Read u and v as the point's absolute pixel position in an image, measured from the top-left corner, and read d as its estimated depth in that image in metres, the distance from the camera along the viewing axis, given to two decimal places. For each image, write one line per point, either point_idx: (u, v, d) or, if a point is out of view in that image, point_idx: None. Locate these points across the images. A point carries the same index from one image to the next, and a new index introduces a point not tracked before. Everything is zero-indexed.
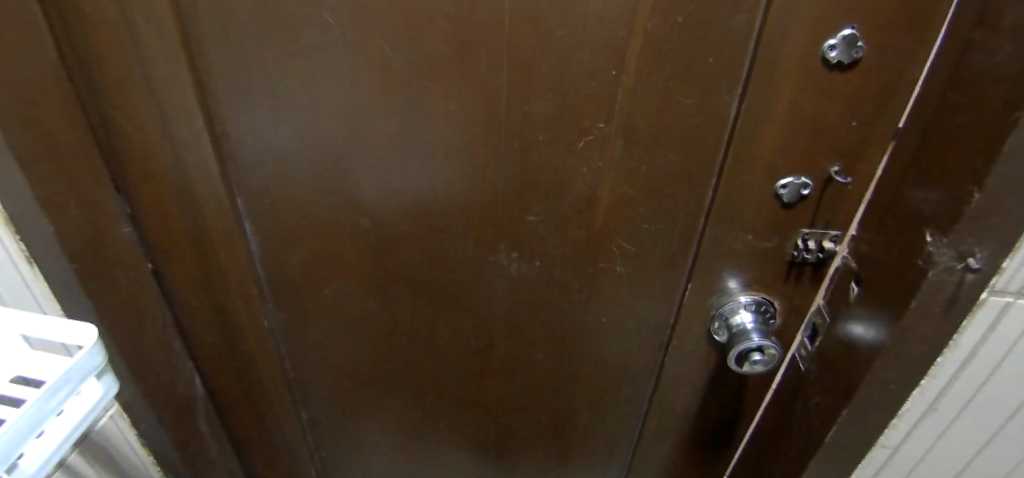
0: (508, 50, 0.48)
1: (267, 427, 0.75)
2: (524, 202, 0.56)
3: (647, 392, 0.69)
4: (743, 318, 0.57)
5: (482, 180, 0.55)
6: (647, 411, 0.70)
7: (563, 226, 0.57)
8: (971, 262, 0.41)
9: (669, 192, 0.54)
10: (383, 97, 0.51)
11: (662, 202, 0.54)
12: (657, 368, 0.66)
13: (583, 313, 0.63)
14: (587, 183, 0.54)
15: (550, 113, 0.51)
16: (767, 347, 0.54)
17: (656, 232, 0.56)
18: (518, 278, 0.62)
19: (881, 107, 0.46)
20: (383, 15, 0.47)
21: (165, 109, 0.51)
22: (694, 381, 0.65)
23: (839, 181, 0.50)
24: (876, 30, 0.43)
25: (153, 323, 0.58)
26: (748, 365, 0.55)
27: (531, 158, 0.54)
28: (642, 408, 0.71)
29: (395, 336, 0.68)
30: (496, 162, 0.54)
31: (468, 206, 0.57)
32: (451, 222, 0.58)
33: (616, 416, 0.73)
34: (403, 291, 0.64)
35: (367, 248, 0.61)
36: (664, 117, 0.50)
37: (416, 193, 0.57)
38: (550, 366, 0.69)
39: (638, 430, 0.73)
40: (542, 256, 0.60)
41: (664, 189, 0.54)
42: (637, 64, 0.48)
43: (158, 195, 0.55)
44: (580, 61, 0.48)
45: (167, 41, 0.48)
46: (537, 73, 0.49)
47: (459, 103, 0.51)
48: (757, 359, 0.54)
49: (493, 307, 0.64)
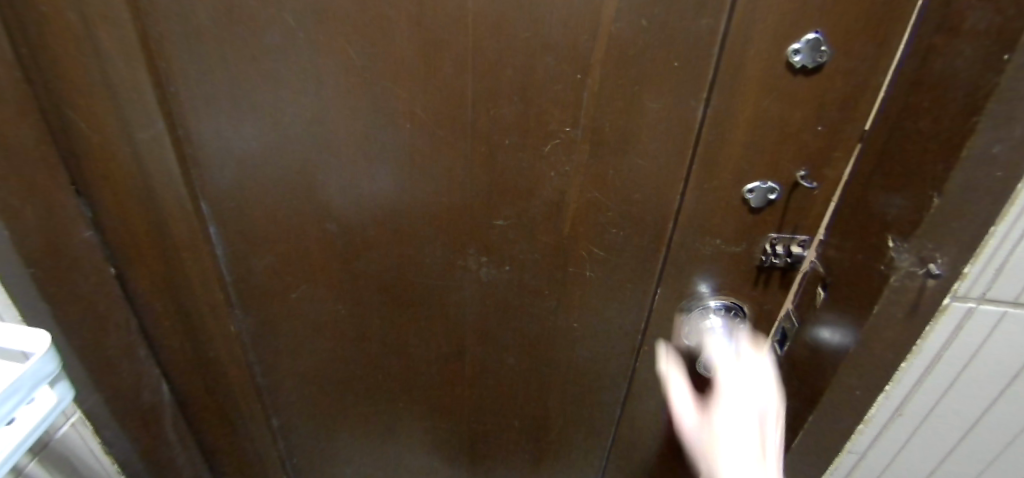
0: (474, 53, 0.48)
1: (235, 436, 0.73)
2: (493, 207, 0.56)
3: (620, 397, 0.69)
4: (712, 322, 0.57)
5: (450, 185, 0.55)
6: (619, 416, 0.70)
7: (532, 230, 0.57)
8: (932, 268, 0.41)
9: (638, 196, 0.53)
10: (348, 101, 0.51)
11: (631, 207, 0.54)
12: (630, 373, 0.66)
13: (554, 318, 0.63)
14: (555, 187, 0.54)
15: (516, 117, 0.50)
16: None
17: (625, 237, 0.56)
18: (489, 284, 0.61)
19: (847, 112, 0.46)
20: (345, 16, 0.46)
21: (125, 111, 0.50)
22: None
23: (806, 186, 0.49)
24: (839, 35, 0.43)
25: (116, 329, 0.57)
26: (717, 370, 0.55)
27: (498, 163, 0.53)
28: (615, 414, 0.71)
29: (366, 342, 0.67)
30: (464, 166, 0.53)
31: (436, 210, 0.56)
32: (419, 227, 0.58)
33: (589, 421, 0.72)
34: (373, 297, 0.63)
35: (335, 253, 0.60)
36: (632, 121, 0.50)
37: (383, 198, 0.56)
38: (523, 372, 0.68)
39: (611, 435, 0.73)
40: (511, 261, 0.59)
41: (632, 193, 0.53)
42: (604, 68, 0.47)
43: (119, 199, 0.54)
44: (545, 64, 0.48)
45: (129, 41, 0.47)
46: (503, 77, 0.49)
47: (425, 106, 0.51)
48: None
49: (462, 313, 0.64)
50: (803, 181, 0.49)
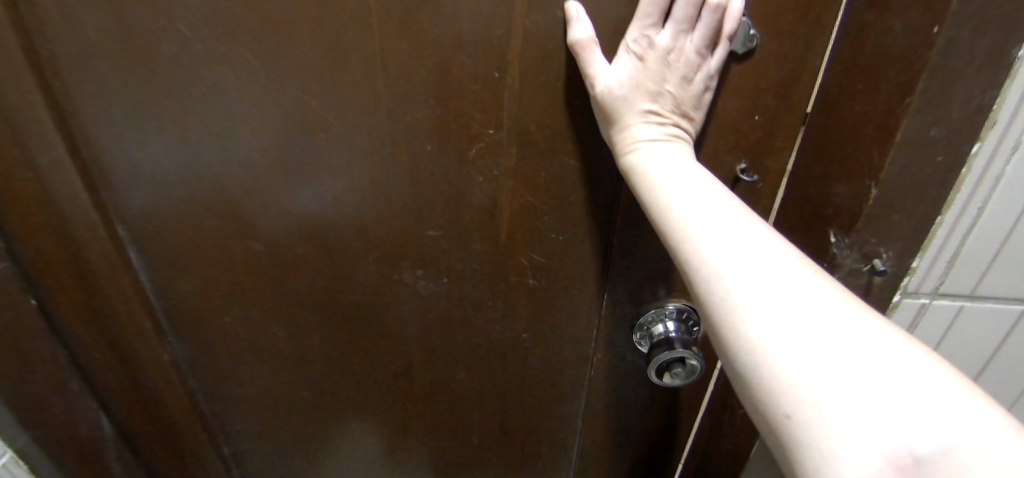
0: (384, 56, 0.44)
1: (186, 468, 0.70)
2: (423, 217, 0.52)
3: (580, 408, 0.66)
4: (665, 325, 0.53)
5: (377, 197, 0.52)
6: (581, 427, 0.67)
7: (466, 240, 0.54)
8: (877, 264, 0.39)
9: (573, 199, 0.50)
10: (260, 115, 0.48)
11: (567, 211, 0.51)
12: (586, 383, 0.63)
13: (501, 329, 0.60)
14: (485, 193, 0.51)
15: (435, 121, 0.47)
16: (688, 352, 0.51)
17: (565, 243, 0.53)
18: (428, 297, 0.58)
19: (785, 99, 0.43)
20: (242, 22, 0.43)
21: (20, 134, 0.46)
22: (624, 396, 0.62)
23: (747, 180, 0.46)
24: (767, 16, 0.39)
25: (40, 366, 0.54)
26: (668, 377, 0.52)
27: (423, 171, 0.50)
28: (575, 427, 0.67)
29: (310, 364, 0.64)
30: (387, 176, 0.50)
31: (364, 224, 0.53)
32: (349, 242, 0.55)
33: (550, 434, 0.69)
34: (311, 316, 0.60)
35: (265, 273, 0.57)
36: (557, 120, 0.46)
37: (307, 214, 0.53)
38: (476, 387, 0.65)
39: (576, 446, 0.70)
40: (449, 273, 0.56)
41: (566, 196, 0.50)
42: (522, 64, 0.44)
43: (30, 230, 0.50)
44: (459, 63, 0.44)
45: (13, 60, 0.43)
46: (416, 80, 0.45)
47: (338, 114, 0.48)
48: (677, 371, 0.51)
49: (404, 328, 0.61)
50: (744, 175, 0.46)
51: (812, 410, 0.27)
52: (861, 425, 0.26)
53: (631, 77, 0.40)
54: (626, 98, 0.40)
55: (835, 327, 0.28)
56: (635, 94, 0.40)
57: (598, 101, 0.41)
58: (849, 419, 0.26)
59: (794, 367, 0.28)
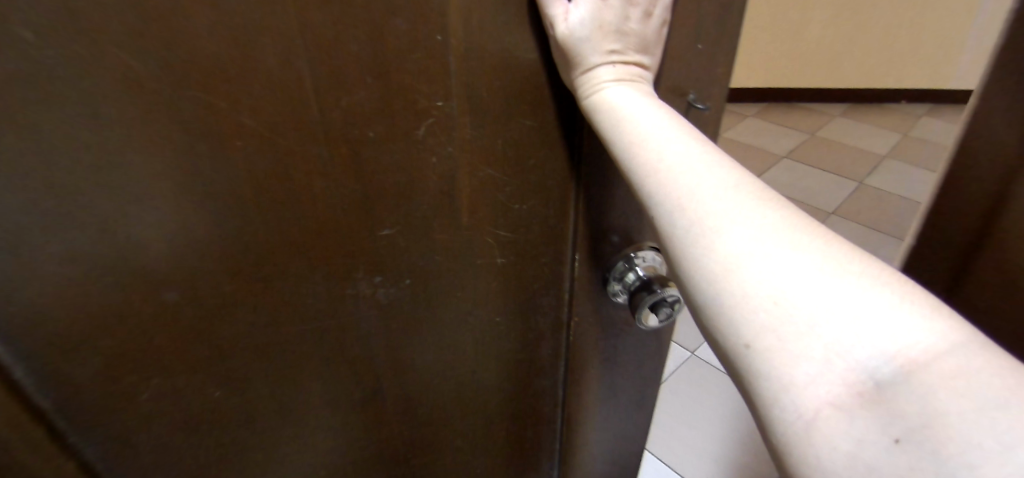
0: (301, 24, 0.33)
1: None
2: (372, 214, 0.43)
3: (560, 372, 0.66)
4: (636, 270, 0.55)
5: (323, 211, 0.41)
6: (563, 388, 0.68)
7: (425, 232, 0.47)
8: None
9: (534, 163, 0.47)
10: (158, 137, 0.32)
11: (528, 178, 0.48)
12: (565, 347, 0.63)
13: (473, 318, 0.55)
14: (441, 174, 0.44)
15: (372, 101, 0.38)
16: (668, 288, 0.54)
17: (528, 211, 0.50)
18: (388, 305, 0.50)
19: (721, 22, 0.44)
20: None
21: None
22: (599, 348, 0.64)
23: (697, 108, 0.49)
24: None
25: None
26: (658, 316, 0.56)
27: (371, 166, 0.41)
28: (561, 386, 0.68)
29: (254, 432, 0.49)
30: (325, 175, 0.39)
31: (302, 238, 0.41)
32: (289, 266, 0.42)
33: (532, 408, 0.69)
34: (254, 371, 0.45)
35: (191, 336, 0.40)
36: (505, 75, 0.41)
37: (229, 241, 0.38)
38: (454, 386, 0.61)
39: (557, 410, 0.71)
40: (411, 273, 0.49)
41: (526, 160, 0.46)
42: (466, 21, 0.38)
43: None
44: (394, 28, 0.36)
45: None
46: (342, 54, 0.35)
47: (256, 111, 0.34)
48: (665, 308, 0.56)
49: (367, 347, 0.51)
50: (694, 104, 0.48)
51: (766, 336, 0.31)
52: (809, 355, 0.30)
53: (592, 14, 0.39)
54: (588, 39, 0.39)
55: (805, 271, 0.31)
56: (596, 35, 0.39)
57: (558, 42, 0.40)
58: (800, 347, 0.30)
59: (755, 296, 0.32)
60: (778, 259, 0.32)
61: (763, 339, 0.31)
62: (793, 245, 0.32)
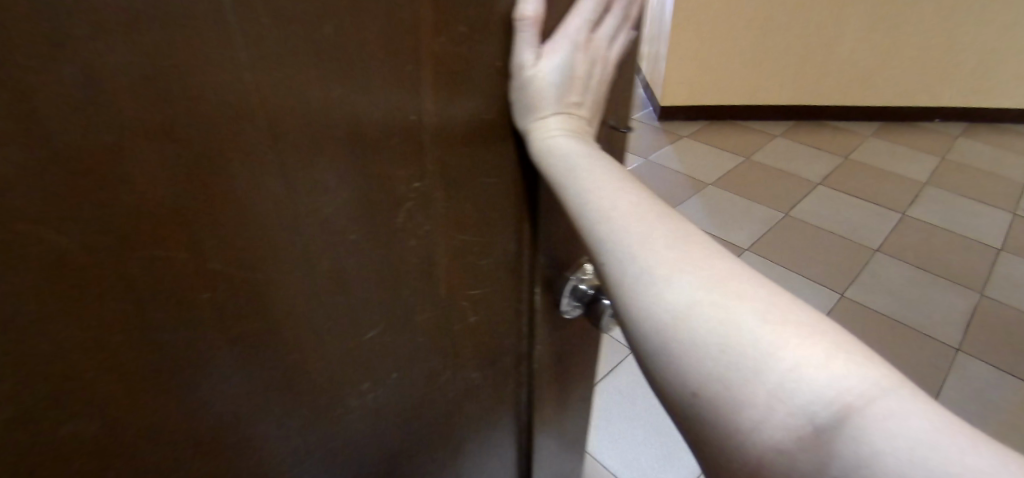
0: (273, 137, 0.28)
1: None
2: (356, 318, 0.40)
3: (520, 406, 0.68)
4: (581, 285, 0.61)
5: (280, 311, 0.34)
6: (524, 420, 0.70)
7: (409, 316, 0.45)
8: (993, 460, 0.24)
9: (499, 218, 0.48)
10: (108, 276, 0.25)
11: (494, 232, 0.49)
12: (524, 379, 0.65)
13: (452, 384, 0.54)
14: (419, 256, 0.42)
15: (348, 199, 0.34)
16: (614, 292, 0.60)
17: (493, 264, 0.51)
18: (378, 404, 0.47)
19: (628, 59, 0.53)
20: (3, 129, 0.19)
21: None
22: (551, 365, 0.68)
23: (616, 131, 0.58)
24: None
25: None
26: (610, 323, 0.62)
27: (325, 258, 0.35)
28: (518, 420, 0.69)
29: None
30: (310, 292, 0.35)
31: (282, 371, 0.36)
32: (267, 403, 0.36)
33: (499, 452, 0.69)
34: None
35: None
36: (472, 143, 0.42)
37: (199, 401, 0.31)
38: (433, 460, 0.58)
39: (520, 441, 0.72)
40: (398, 362, 0.46)
41: (493, 216, 0.47)
42: (438, 98, 0.37)
43: None
44: (371, 120, 0.33)
45: None
46: (296, 129, 0.29)
47: (227, 243, 0.29)
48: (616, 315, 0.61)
49: (353, 450, 0.47)
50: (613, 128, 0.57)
51: (708, 388, 0.31)
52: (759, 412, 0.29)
53: (559, 64, 0.42)
54: (552, 89, 0.42)
55: (750, 319, 0.31)
56: (559, 87, 0.43)
57: (525, 82, 0.41)
58: (741, 401, 0.30)
59: (698, 347, 0.32)
60: (727, 305, 0.32)
61: (706, 389, 0.31)
62: (734, 292, 0.32)
